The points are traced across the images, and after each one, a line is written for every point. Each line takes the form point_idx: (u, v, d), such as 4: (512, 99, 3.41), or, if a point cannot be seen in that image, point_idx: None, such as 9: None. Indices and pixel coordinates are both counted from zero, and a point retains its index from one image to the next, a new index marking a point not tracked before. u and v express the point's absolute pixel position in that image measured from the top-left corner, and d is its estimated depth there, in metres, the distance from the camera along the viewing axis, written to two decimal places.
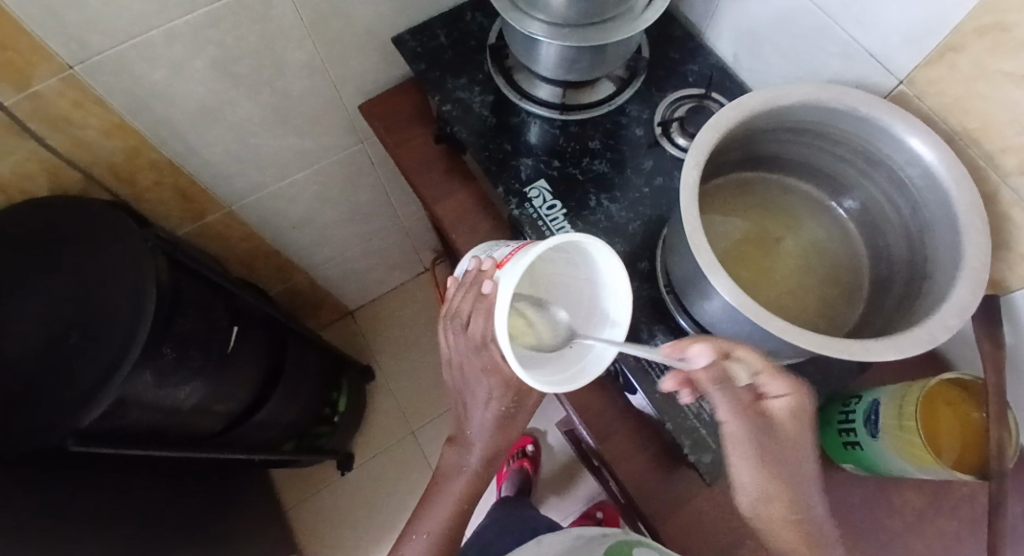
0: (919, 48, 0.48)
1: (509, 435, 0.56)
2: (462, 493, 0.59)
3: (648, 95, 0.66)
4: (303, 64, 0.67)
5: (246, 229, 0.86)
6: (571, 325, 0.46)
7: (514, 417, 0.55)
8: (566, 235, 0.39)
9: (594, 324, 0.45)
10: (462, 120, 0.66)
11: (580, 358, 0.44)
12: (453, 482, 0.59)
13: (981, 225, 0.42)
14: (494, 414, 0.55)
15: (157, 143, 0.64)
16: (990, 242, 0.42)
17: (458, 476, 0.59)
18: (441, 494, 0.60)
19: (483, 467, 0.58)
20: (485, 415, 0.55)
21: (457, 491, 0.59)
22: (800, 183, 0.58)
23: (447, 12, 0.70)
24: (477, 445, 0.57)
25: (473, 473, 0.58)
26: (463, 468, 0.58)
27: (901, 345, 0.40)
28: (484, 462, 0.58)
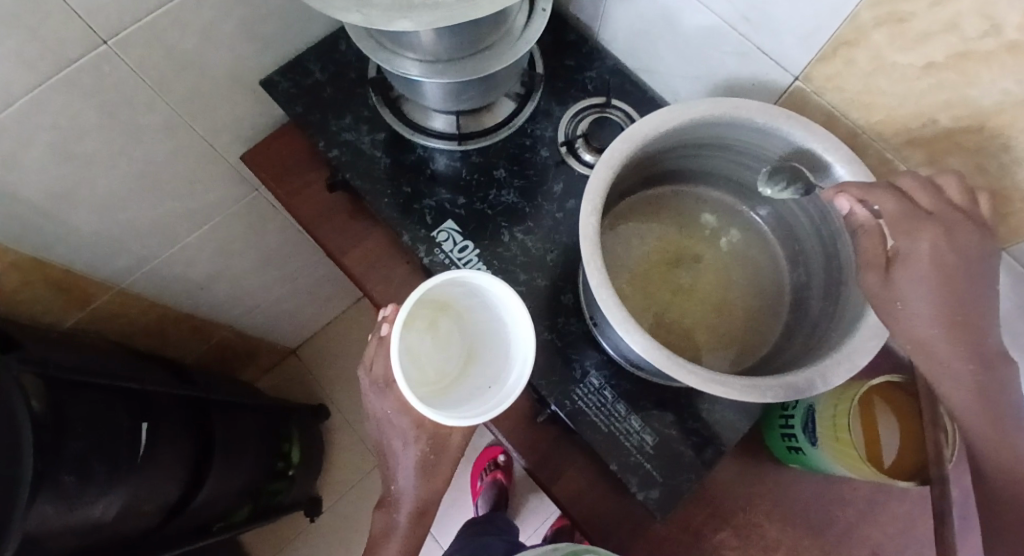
0: (809, 46, 0.45)
1: (435, 485, 0.60)
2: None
3: (549, 110, 0.62)
4: (162, 125, 0.59)
5: (146, 301, 0.78)
6: (493, 370, 0.51)
7: (437, 463, 0.59)
8: (449, 273, 0.47)
9: (515, 364, 0.49)
10: (354, 165, 0.60)
11: (502, 393, 0.47)
12: (386, 546, 0.61)
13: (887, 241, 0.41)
14: (417, 457, 0.58)
15: (11, 241, 0.56)
16: None
17: (389, 540, 0.61)
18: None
19: (412, 524, 0.60)
20: (412, 453, 0.58)
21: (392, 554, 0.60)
22: (712, 191, 0.56)
23: (318, 45, 0.64)
24: (404, 499, 0.60)
25: (404, 531, 0.60)
26: (394, 528, 0.60)
27: (826, 377, 0.40)
28: (413, 518, 0.60)
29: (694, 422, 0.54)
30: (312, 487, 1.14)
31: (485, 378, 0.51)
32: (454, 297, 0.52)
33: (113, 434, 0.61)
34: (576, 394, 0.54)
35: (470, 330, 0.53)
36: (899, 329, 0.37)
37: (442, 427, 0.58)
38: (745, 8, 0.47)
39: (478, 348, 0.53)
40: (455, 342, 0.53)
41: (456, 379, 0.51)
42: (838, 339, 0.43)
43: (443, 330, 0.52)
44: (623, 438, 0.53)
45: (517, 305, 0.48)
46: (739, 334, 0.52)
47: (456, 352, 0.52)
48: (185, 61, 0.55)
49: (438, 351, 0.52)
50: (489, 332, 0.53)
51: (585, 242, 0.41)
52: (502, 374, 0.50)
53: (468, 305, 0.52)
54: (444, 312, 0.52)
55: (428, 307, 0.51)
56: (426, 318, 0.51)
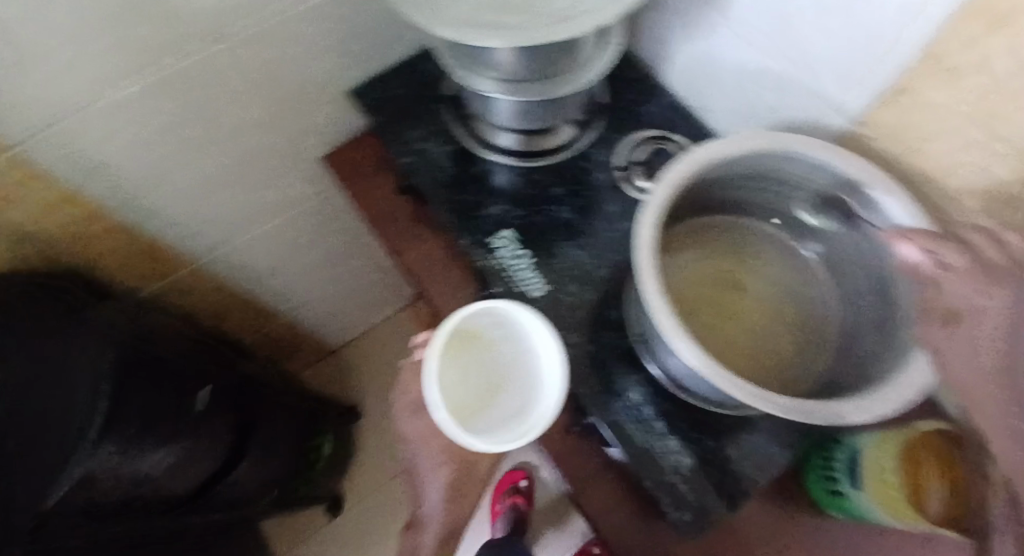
0: (868, 91, 0.47)
1: (459, 510, 0.61)
2: None
3: (610, 137, 0.66)
4: (256, 121, 0.66)
5: (216, 282, 0.85)
6: (519, 401, 0.52)
7: (465, 486, 0.60)
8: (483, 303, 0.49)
9: (543, 391, 0.50)
10: (424, 172, 0.65)
11: (532, 422, 0.49)
12: None
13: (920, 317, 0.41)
14: (442, 484, 0.59)
15: (116, 208, 0.63)
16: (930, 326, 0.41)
17: None
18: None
19: (438, 548, 0.62)
20: (435, 486, 0.60)
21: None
22: (764, 225, 0.58)
23: (403, 63, 0.70)
24: (430, 526, 0.62)
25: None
26: (417, 551, 0.63)
27: (870, 407, 0.40)
28: (439, 541, 0.62)
29: (731, 451, 0.53)
30: (337, 486, 1.16)
31: (512, 408, 0.52)
32: (483, 327, 0.54)
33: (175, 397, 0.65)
34: (618, 408, 0.55)
35: (494, 363, 0.54)
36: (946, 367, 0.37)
37: (472, 455, 0.58)
38: (808, 53, 0.50)
39: (505, 376, 0.54)
40: (481, 373, 0.54)
41: (481, 409, 0.52)
42: (886, 372, 0.43)
43: (469, 360, 0.54)
44: (661, 457, 0.53)
45: (547, 337, 0.50)
46: (784, 365, 0.53)
47: (481, 383, 0.54)
48: (286, 66, 0.61)
49: (465, 380, 0.53)
50: (514, 364, 0.54)
51: (643, 249, 0.44)
52: (530, 403, 0.51)
53: (495, 334, 0.54)
54: (472, 341, 0.54)
55: (457, 337, 0.53)
56: (455, 347, 0.53)
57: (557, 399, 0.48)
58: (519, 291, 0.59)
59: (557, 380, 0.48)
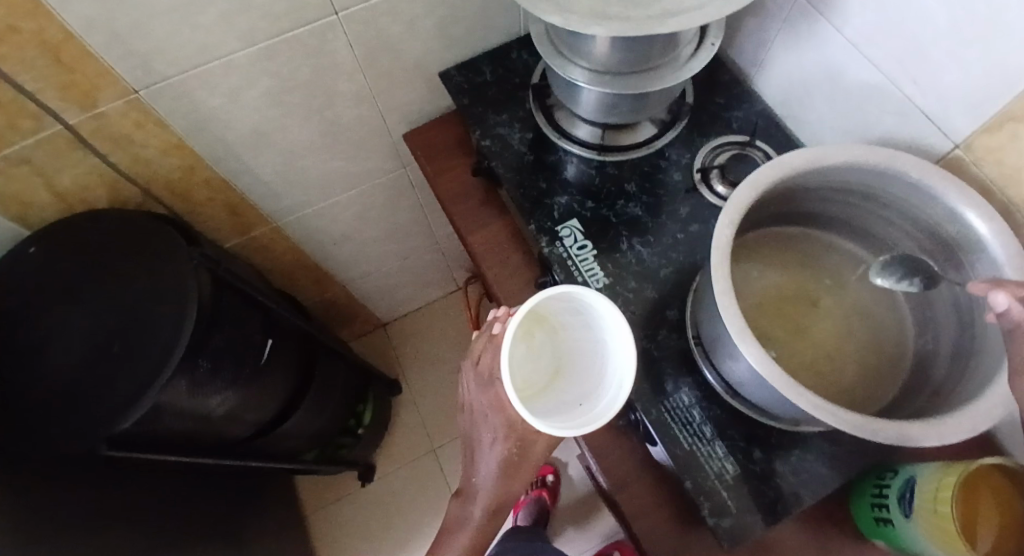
0: (976, 116, 0.46)
1: (510, 489, 0.62)
2: (470, 543, 0.66)
3: (690, 139, 0.66)
4: (352, 94, 0.69)
5: (289, 243, 0.89)
6: (583, 390, 0.53)
7: (518, 469, 0.61)
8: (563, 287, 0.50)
9: (607, 382, 0.51)
10: (501, 155, 0.66)
11: (593, 411, 0.49)
12: (457, 536, 0.66)
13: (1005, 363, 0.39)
14: (499, 463, 0.60)
15: (213, 161, 0.68)
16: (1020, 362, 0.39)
17: (462, 529, 0.66)
18: (448, 543, 0.67)
19: (485, 521, 0.64)
20: (492, 461, 0.61)
21: (460, 543, 0.65)
22: (842, 241, 0.57)
23: (494, 50, 0.72)
24: (479, 498, 0.64)
25: (475, 527, 0.65)
26: (466, 521, 0.66)
27: (941, 433, 0.39)
28: (487, 514, 0.64)
29: (780, 465, 0.52)
30: (370, 455, 1.19)
31: (574, 394, 0.53)
32: (553, 313, 0.55)
33: (242, 347, 0.69)
34: (664, 406, 0.54)
35: (564, 349, 0.56)
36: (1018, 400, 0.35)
37: (531, 434, 0.59)
38: (918, 72, 0.49)
39: (568, 364, 0.56)
40: (548, 356, 0.56)
41: (546, 390, 0.54)
42: (960, 402, 0.41)
43: (538, 342, 0.56)
44: (703, 460, 0.52)
45: (621, 328, 0.49)
46: (847, 387, 0.51)
47: (548, 365, 0.56)
48: (386, 44, 0.64)
49: (529, 361, 0.55)
50: (583, 353, 0.55)
51: (717, 248, 0.44)
52: (594, 392, 0.52)
53: (564, 322, 0.56)
54: (541, 325, 0.56)
55: (527, 318, 0.55)
56: (525, 327, 0.55)
57: (624, 391, 0.48)
58: (581, 281, 0.60)
59: (624, 372, 0.49)
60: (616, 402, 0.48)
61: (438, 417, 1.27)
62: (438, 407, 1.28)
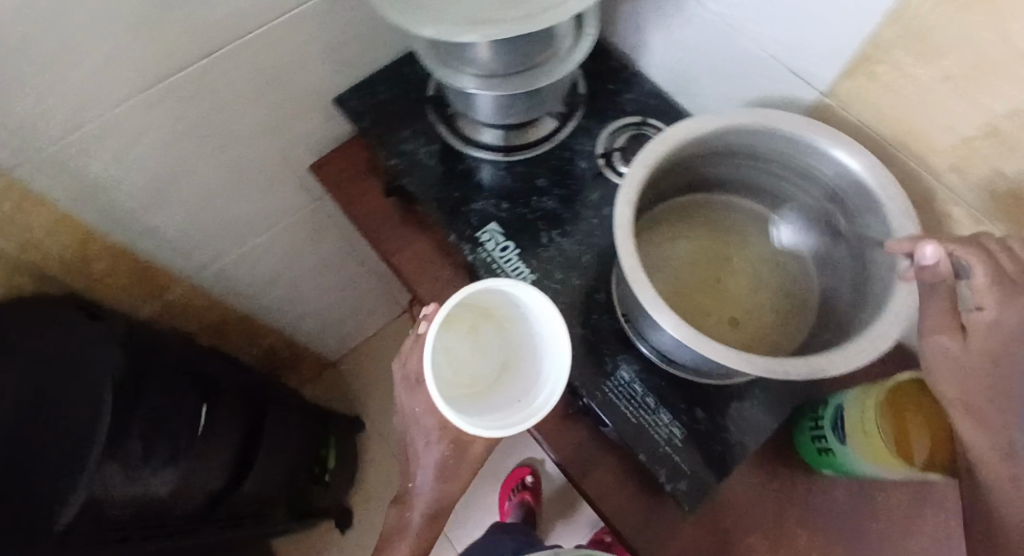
0: (835, 61, 0.50)
1: (447, 494, 0.64)
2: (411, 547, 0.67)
3: (589, 127, 0.68)
4: (247, 133, 0.67)
5: (211, 299, 0.85)
6: (524, 386, 0.53)
7: (454, 472, 0.63)
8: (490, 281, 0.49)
9: (546, 377, 0.51)
10: (410, 172, 0.66)
11: (526, 409, 0.49)
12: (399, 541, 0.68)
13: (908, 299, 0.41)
14: (434, 467, 0.62)
15: (108, 228, 0.64)
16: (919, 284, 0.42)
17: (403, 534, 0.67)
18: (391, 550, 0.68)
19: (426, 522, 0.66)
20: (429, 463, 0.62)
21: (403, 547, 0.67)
22: (740, 200, 0.59)
23: (386, 68, 0.72)
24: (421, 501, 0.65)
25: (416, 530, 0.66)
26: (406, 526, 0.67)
27: (849, 357, 0.41)
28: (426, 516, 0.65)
29: (724, 419, 0.54)
30: (344, 497, 1.16)
31: (516, 391, 0.53)
32: (499, 306, 0.56)
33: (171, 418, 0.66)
34: (606, 387, 0.55)
35: (511, 343, 0.56)
36: (927, 338, 0.38)
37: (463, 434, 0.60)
38: (783, 31, 0.52)
39: (516, 358, 0.55)
40: (495, 350, 0.56)
41: (490, 385, 0.55)
42: (866, 324, 0.44)
43: (484, 336, 0.56)
44: (652, 430, 0.53)
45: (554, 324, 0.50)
46: (769, 333, 0.54)
47: (495, 360, 0.56)
48: (272, 80, 0.63)
49: (476, 356, 0.56)
50: (527, 346, 0.55)
51: (619, 228, 0.45)
52: (533, 388, 0.52)
53: (511, 316, 0.56)
54: (487, 319, 0.56)
55: (470, 313, 0.56)
56: (469, 322, 0.56)
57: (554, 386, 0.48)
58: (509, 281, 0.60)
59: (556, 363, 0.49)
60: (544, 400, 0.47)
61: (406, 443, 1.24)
62: None
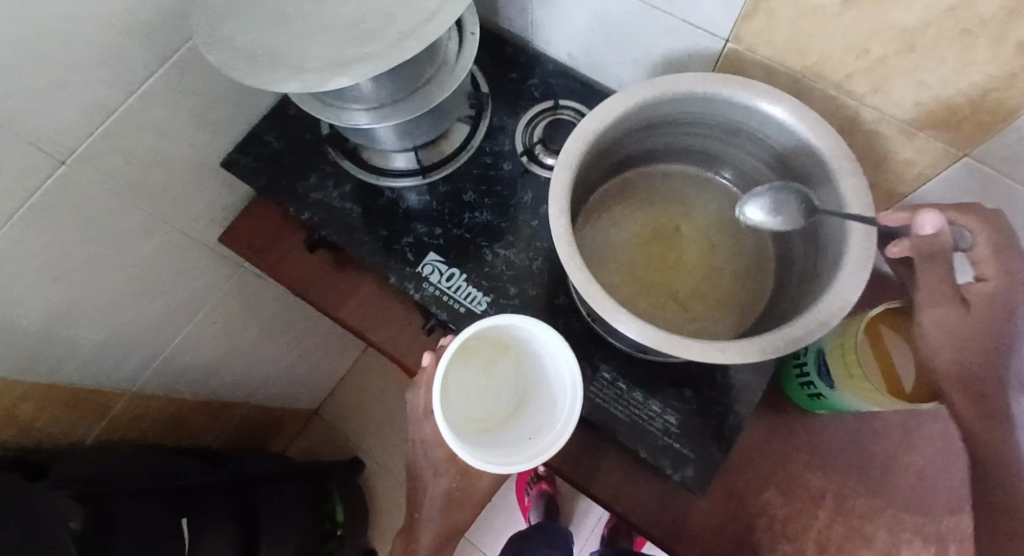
0: (728, 8, 0.47)
1: (455, 521, 0.65)
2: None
3: (502, 124, 0.64)
4: (138, 227, 0.61)
5: (160, 399, 0.79)
6: (535, 425, 0.51)
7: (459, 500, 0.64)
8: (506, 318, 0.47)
9: (558, 417, 0.49)
10: (329, 222, 0.61)
11: (534, 449, 0.48)
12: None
13: (864, 232, 0.40)
14: (440, 498, 0.63)
15: (19, 372, 0.57)
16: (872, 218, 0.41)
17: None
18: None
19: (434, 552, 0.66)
20: (436, 495, 0.63)
21: None
22: (673, 166, 0.57)
23: (269, 115, 0.66)
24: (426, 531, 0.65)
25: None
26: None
27: (823, 316, 0.40)
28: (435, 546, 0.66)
29: (713, 393, 0.53)
30: (365, 540, 1.13)
31: (527, 428, 0.51)
32: (516, 341, 0.54)
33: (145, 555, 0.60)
34: (592, 392, 0.53)
35: (528, 377, 0.54)
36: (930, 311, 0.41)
37: None
38: None
39: (532, 395, 0.54)
40: (510, 385, 0.54)
41: (503, 421, 0.53)
42: (829, 275, 0.42)
43: (500, 371, 0.54)
44: (647, 424, 0.52)
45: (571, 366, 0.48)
46: (736, 297, 0.52)
47: (510, 395, 0.54)
48: (146, 164, 0.56)
49: (489, 389, 0.54)
50: (542, 381, 0.53)
51: (561, 244, 0.42)
52: (543, 427, 0.50)
53: (527, 352, 0.54)
54: (504, 354, 0.54)
55: (488, 347, 0.53)
56: (484, 356, 0.53)
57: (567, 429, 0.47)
58: (465, 309, 0.57)
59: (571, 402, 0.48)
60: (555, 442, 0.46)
61: None
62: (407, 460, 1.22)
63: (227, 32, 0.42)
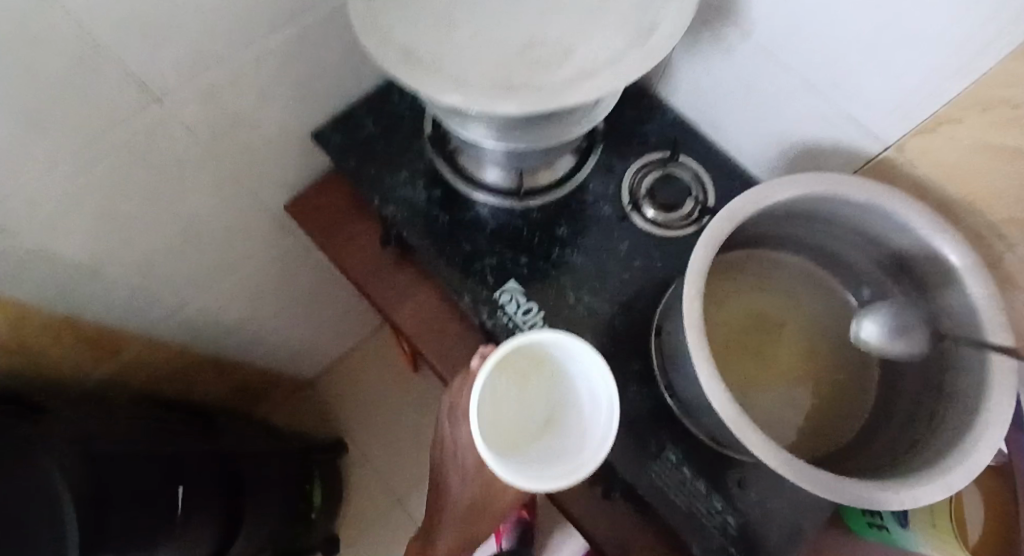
0: (900, 117, 0.44)
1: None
2: None
3: (610, 164, 0.61)
4: (207, 180, 0.56)
5: (172, 349, 0.74)
6: (565, 449, 0.43)
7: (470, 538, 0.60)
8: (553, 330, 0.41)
9: (594, 443, 0.41)
10: (410, 222, 0.57)
11: (567, 472, 0.40)
12: None
13: (1004, 382, 0.38)
14: (453, 539, 0.59)
15: (48, 303, 0.53)
16: (1015, 379, 0.38)
17: None
18: None
19: None
20: (450, 536, 0.59)
21: None
22: (788, 256, 0.54)
23: (370, 95, 0.62)
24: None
25: None
26: None
27: (945, 479, 0.37)
28: None
29: (774, 503, 0.50)
30: (332, 526, 1.08)
31: (557, 451, 0.43)
32: (556, 358, 0.46)
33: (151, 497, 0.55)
34: (654, 472, 0.51)
35: (560, 398, 0.46)
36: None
37: None
38: (829, 66, 0.46)
39: (562, 418, 0.45)
40: (540, 404, 0.46)
41: (531, 441, 0.44)
42: (954, 426, 0.40)
43: (531, 386, 0.46)
44: (706, 522, 0.49)
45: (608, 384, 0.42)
46: (825, 406, 0.51)
47: (539, 415, 0.46)
48: (235, 120, 0.52)
49: (517, 407, 0.45)
50: (574, 403, 0.45)
51: (692, 333, 0.39)
52: (574, 453, 0.42)
53: (565, 371, 0.46)
54: (538, 370, 0.46)
55: (525, 359, 0.46)
56: (520, 368, 0.46)
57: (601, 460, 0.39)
58: None
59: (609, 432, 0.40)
60: (586, 474, 0.38)
61: (395, 463, 1.18)
62: (391, 454, 1.18)
63: (384, 21, 0.39)
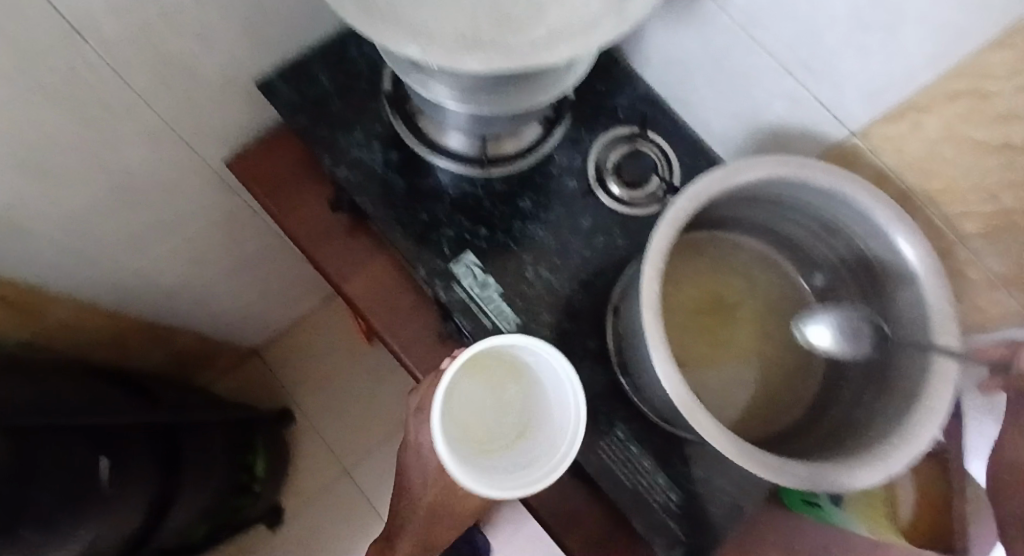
0: (869, 104, 0.44)
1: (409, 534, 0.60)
2: None
3: (577, 136, 0.59)
4: (142, 131, 0.51)
5: (105, 314, 0.69)
6: (531, 454, 0.44)
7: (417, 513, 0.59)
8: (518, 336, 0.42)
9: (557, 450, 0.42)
10: (364, 187, 0.54)
11: (528, 477, 0.41)
12: None
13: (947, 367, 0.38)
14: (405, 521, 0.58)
15: None
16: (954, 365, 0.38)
17: None
18: None
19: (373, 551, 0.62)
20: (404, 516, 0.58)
21: None
22: (748, 240, 0.54)
23: (324, 47, 0.57)
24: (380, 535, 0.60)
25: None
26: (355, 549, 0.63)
27: (885, 463, 0.38)
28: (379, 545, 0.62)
29: (720, 481, 0.51)
30: (278, 498, 1.06)
31: (524, 457, 0.44)
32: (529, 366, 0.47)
33: (81, 468, 0.51)
34: (602, 448, 0.50)
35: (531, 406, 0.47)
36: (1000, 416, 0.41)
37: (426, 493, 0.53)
38: (799, 46, 0.45)
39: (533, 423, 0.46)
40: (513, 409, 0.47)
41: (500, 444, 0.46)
42: (895, 413, 0.41)
43: (506, 393, 0.47)
44: (652, 501, 0.50)
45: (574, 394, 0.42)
46: (773, 389, 0.51)
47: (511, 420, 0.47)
48: (175, 65, 0.47)
49: (493, 412, 0.47)
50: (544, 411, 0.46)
51: (647, 312, 0.38)
52: (537, 457, 0.43)
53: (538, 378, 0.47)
54: (514, 378, 0.47)
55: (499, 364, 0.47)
56: (494, 374, 0.47)
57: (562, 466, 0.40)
58: (491, 323, 0.52)
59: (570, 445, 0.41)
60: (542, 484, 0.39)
61: (346, 434, 1.15)
62: (342, 424, 1.16)
63: None
